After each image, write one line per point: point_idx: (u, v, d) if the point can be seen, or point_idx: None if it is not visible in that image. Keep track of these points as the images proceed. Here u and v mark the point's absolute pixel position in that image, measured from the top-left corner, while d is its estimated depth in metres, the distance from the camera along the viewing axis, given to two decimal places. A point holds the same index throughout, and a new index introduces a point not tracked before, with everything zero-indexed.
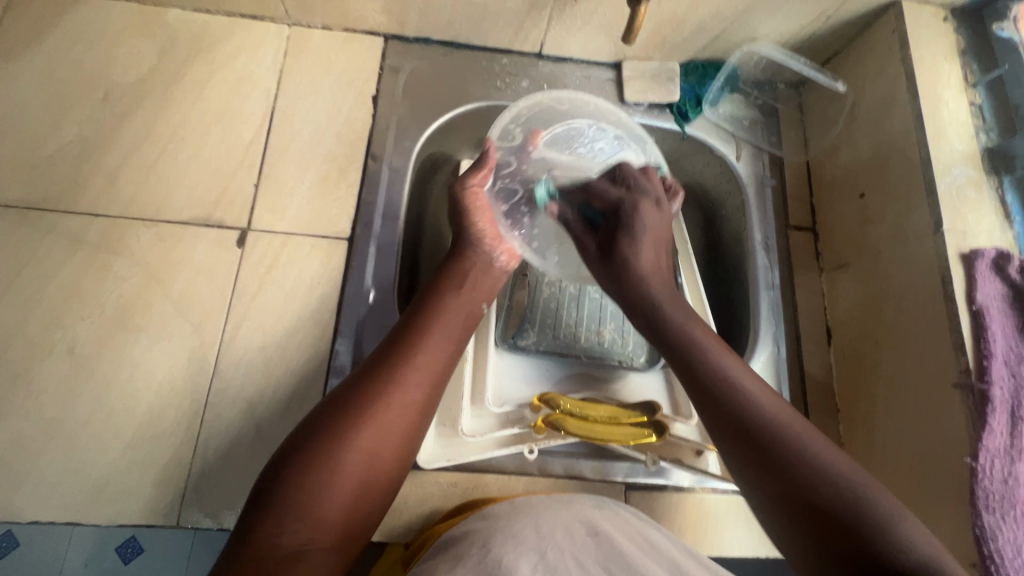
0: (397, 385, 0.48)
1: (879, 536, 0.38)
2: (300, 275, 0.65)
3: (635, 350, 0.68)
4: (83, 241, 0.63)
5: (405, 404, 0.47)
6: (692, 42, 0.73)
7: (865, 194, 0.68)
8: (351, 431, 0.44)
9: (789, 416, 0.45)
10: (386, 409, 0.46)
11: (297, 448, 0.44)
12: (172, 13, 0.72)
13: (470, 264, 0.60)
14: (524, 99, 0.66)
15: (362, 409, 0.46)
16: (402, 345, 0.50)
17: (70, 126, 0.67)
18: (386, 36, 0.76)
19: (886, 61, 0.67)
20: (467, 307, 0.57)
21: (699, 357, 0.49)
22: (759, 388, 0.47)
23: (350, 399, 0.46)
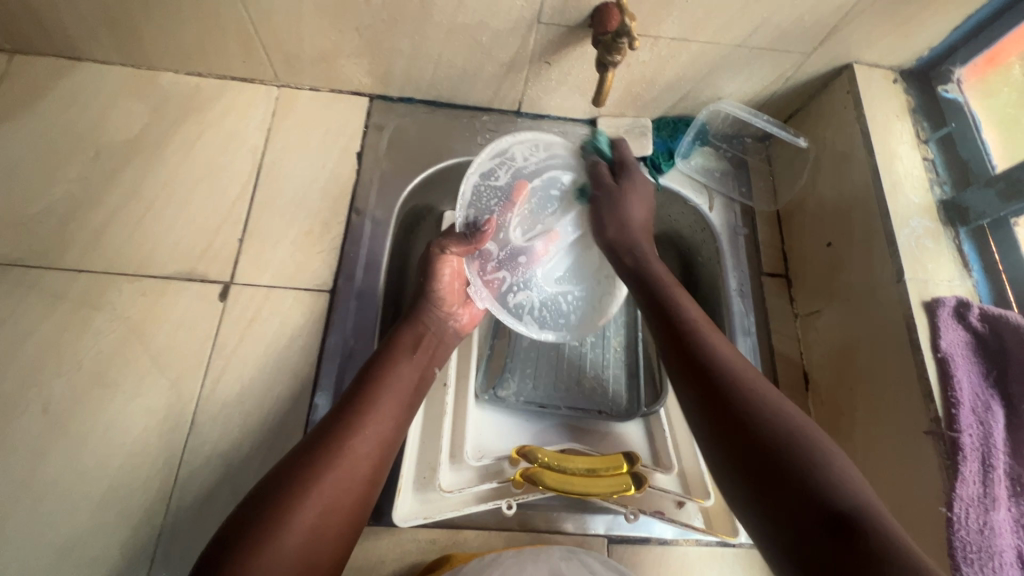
0: (347, 454, 0.48)
1: (820, 473, 0.40)
2: (281, 328, 0.65)
3: (615, 397, 0.69)
4: (65, 297, 0.63)
5: (351, 471, 0.48)
6: (662, 101, 0.78)
7: (832, 242, 0.71)
8: (295, 505, 0.44)
9: (752, 372, 0.49)
10: (334, 480, 0.46)
11: (248, 522, 0.43)
12: (165, 76, 0.76)
13: (425, 328, 0.62)
14: (514, 140, 0.67)
15: (310, 480, 0.46)
16: (354, 407, 0.51)
17: (61, 183, 0.68)
18: (371, 96, 0.79)
19: (843, 118, 0.71)
20: (420, 371, 0.58)
21: (678, 311, 0.57)
22: (727, 349, 0.52)
23: (299, 470, 0.46)
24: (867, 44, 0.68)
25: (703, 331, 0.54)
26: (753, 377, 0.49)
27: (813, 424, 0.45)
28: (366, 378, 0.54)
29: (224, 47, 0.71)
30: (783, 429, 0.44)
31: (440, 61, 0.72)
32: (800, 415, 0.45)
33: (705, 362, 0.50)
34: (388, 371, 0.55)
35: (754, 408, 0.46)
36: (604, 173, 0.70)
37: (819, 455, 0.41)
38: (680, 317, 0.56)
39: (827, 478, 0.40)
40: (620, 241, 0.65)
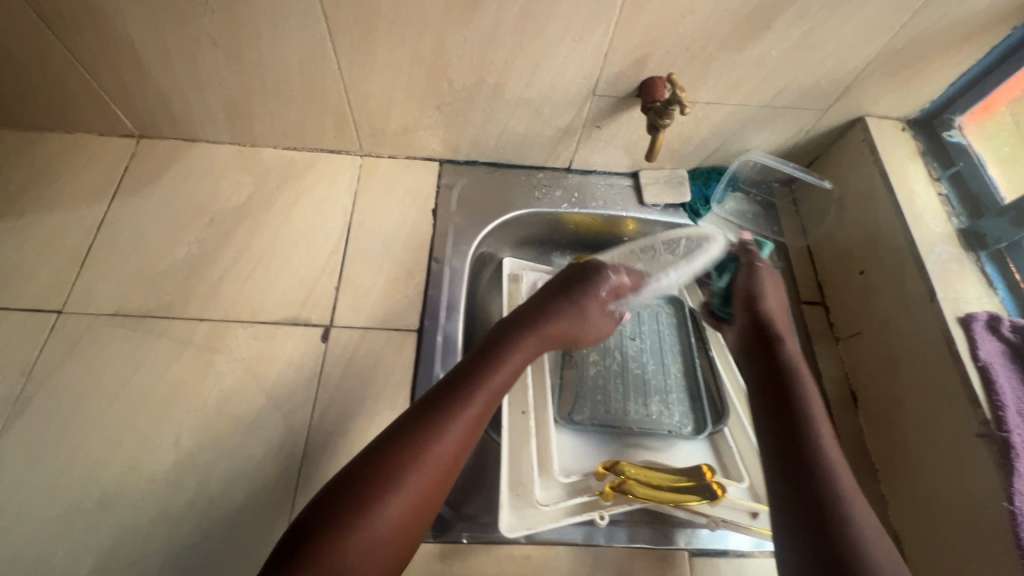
0: (441, 436, 0.53)
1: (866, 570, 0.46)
2: (377, 365, 0.73)
3: (681, 421, 0.74)
4: (190, 342, 0.72)
5: (426, 479, 0.52)
6: (697, 154, 0.89)
7: (865, 270, 0.78)
8: (376, 504, 0.49)
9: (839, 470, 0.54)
10: (417, 479, 0.51)
11: (353, 484, 0.50)
12: (266, 151, 0.88)
13: (530, 324, 0.66)
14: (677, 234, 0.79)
15: (407, 455, 0.52)
16: (452, 392, 0.57)
17: (183, 245, 0.79)
18: (441, 160, 0.91)
19: (861, 162, 0.81)
20: (516, 366, 0.62)
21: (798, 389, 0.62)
22: (830, 437, 0.57)
23: (400, 441, 0.52)
24: (876, 100, 0.78)
25: (816, 414, 0.60)
26: (839, 464, 0.55)
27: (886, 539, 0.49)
28: (454, 387, 0.57)
29: (321, 125, 0.83)
30: (848, 532, 0.49)
31: (505, 129, 0.84)
32: (858, 493, 0.52)
33: (809, 440, 0.56)
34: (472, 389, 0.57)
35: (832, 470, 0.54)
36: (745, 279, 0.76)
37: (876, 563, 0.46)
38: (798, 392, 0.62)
39: (846, 531, 0.49)
40: (761, 296, 0.74)
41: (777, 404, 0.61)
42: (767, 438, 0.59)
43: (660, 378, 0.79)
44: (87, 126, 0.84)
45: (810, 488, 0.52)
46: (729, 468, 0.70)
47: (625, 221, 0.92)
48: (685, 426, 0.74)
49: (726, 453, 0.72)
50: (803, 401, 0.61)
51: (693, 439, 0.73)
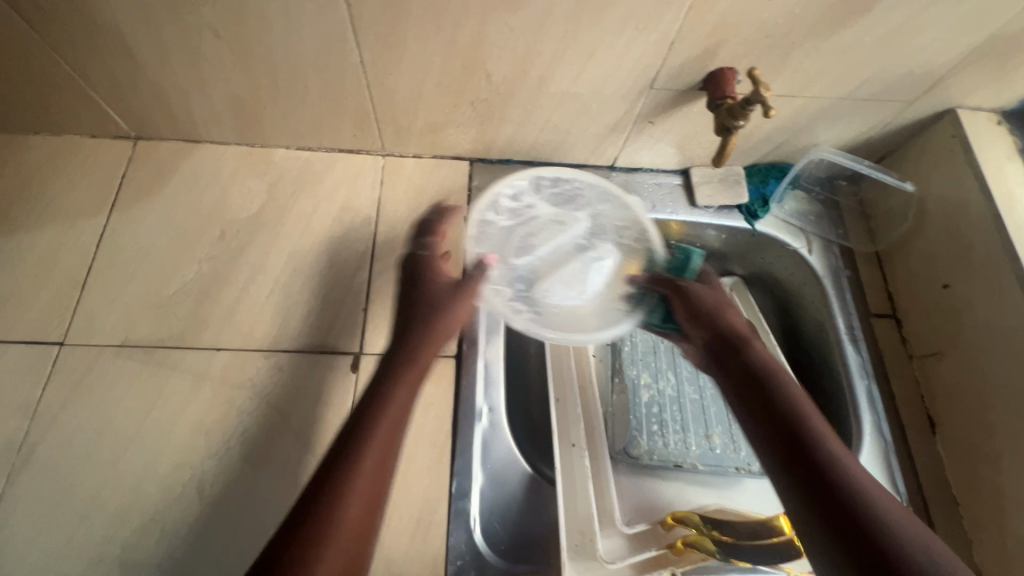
0: (345, 468, 0.50)
1: None
2: (414, 397, 0.66)
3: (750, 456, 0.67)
4: (208, 375, 0.65)
5: (368, 495, 0.49)
6: (757, 150, 0.80)
7: (949, 285, 0.71)
8: (328, 533, 0.46)
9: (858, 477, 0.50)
10: (354, 504, 0.48)
11: (299, 522, 0.46)
12: (279, 153, 0.79)
13: (428, 312, 0.64)
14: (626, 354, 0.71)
15: (341, 485, 0.49)
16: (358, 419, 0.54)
17: (193, 263, 0.71)
18: (472, 160, 0.82)
19: (950, 161, 0.72)
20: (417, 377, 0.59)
21: (781, 388, 0.58)
22: (839, 445, 0.52)
23: (322, 476, 0.49)
24: (972, 90, 0.69)
25: (800, 402, 0.57)
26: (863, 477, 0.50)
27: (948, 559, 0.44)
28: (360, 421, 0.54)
29: (339, 123, 0.74)
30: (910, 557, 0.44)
31: (546, 126, 0.74)
32: (902, 510, 0.48)
33: (820, 460, 0.51)
34: (382, 398, 0.56)
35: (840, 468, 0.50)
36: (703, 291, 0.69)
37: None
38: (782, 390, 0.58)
39: (905, 556, 0.44)
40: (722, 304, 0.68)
41: (760, 407, 0.57)
42: (772, 464, 0.53)
43: (721, 406, 0.73)
44: (78, 128, 0.75)
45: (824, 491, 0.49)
46: None
47: (670, 224, 0.83)
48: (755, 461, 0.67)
49: None
50: (795, 408, 0.56)
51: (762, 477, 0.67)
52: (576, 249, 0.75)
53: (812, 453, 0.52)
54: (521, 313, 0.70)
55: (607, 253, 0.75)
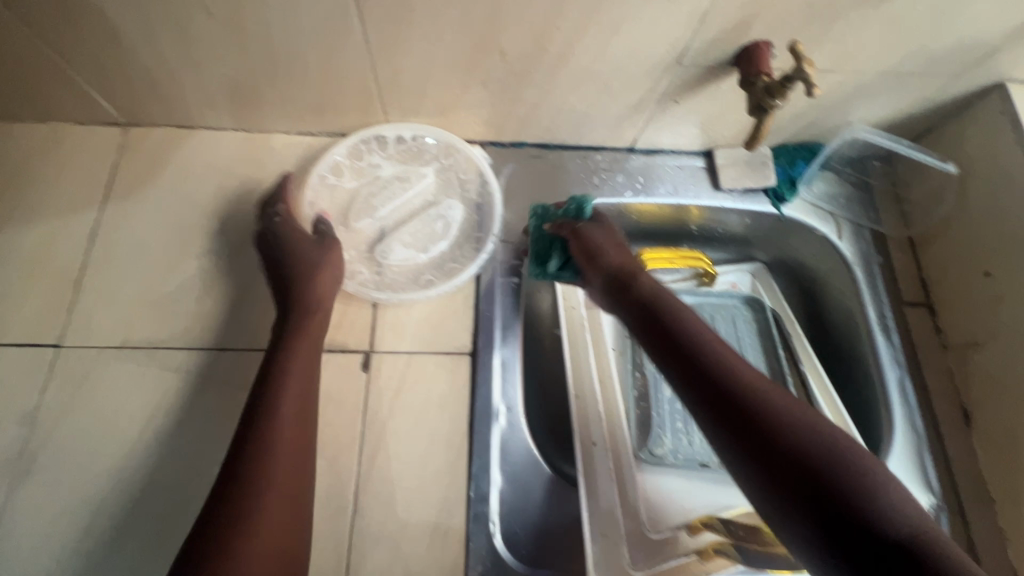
0: (251, 458, 0.49)
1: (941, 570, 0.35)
2: (428, 396, 0.64)
3: None
4: (212, 377, 0.62)
5: (286, 461, 0.50)
6: (787, 129, 0.75)
7: (990, 272, 0.67)
8: (260, 492, 0.47)
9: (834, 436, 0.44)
10: (277, 493, 0.48)
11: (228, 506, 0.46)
12: (277, 138, 0.74)
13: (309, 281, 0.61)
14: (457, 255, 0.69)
15: (249, 476, 0.48)
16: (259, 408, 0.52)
17: (191, 259, 0.67)
18: (483, 143, 0.77)
19: (996, 140, 0.67)
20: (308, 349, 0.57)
21: (684, 331, 0.54)
22: (768, 389, 0.47)
23: (247, 465, 0.48)
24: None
25: (719, 348, 0.52)
26: (796, 424, 0.44)
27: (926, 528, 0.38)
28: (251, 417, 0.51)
29: (342, 107, 0.69)
30: (885, 521, 0.38)
31: (563, 106, 0.70)
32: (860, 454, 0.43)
33: (752, 410, 0.45)
34: (276, 384, 0.54)
35: (770, 416, 0.45)
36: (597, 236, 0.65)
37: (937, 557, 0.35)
38: (685, 331, 0.54)
39: (878, 520, 0.38)
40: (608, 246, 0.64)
41: (665, 348, 0.53)
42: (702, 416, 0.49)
43: None
44: (63, 114, 0.71)
45: (746, 434, 0.45)
46: None
47: (688, 209, 0.79)
48: None
49: None
50: (694, 358, 0.51)
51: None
52: (422, 207, 0.72)
53: (722, 394, 0.47)
54: (369, 278, 0.67)
55: (453, 210, 0.72)
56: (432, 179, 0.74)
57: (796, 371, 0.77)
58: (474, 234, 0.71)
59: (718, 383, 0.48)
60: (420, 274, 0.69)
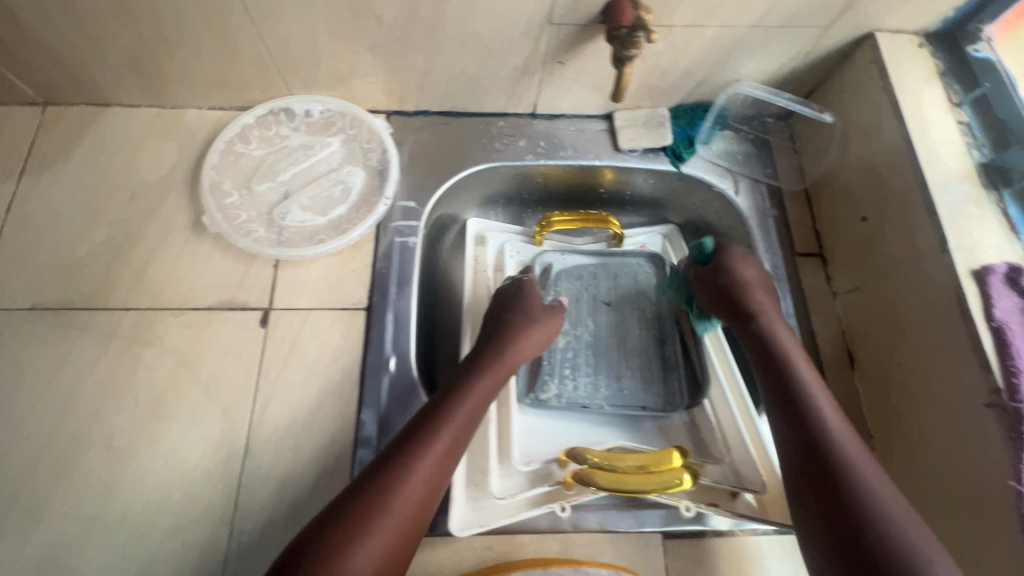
0: (422, 460, 0.52)
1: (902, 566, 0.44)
2: (322, 349, 0.67)
3: (656, 395, 0.71)
4: (116, 334, 0.65)
5: (425, 479, 0.51)
6: (678, 89, 0.77)
7: (867, 217, 0.69)
8: (386, 508, 0.48)
9: (867, 462, 0.51)
10: (405, 502, 0.49)
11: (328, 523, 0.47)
12: (189, 113, 0.78)
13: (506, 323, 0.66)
14: (360, 224, 0.72)
15: (390, 489, 0.49)
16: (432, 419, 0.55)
17: (102, 226, 0.71)
18: (388, 112, 0.80)
19: (869, 88, 0.69)
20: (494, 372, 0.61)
21: (792, 365, 0.58)
22: (838, 421, 0.53)
23: (383, 474, 0.50)
24: (889, 11, 0.66)
25: (812, 384, 0.56)
26: (861, 452, 0.51)
27: (919, 525, 0.47)
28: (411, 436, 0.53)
29: (243, 79, 0.73)
30: (887, 526, 0.46)
31: (453, 71, 0.72)
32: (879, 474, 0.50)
33: (817, 435, 0.52)
34: (450, 403, 0.57)
35: (824, 433, 0.52)
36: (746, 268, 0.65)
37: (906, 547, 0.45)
38: (786, 357, 0.59)
39: (895, 531, 0.46)
40: (746, 278, 0.65)
41: (770, 370, 0.58)
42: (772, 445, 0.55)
43: (635, 349, 0.75)
44: None
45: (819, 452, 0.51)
46: (708, 445, 0.66)
47: (603, 170, 0.82)
48: (662, 399, 0.71)
49: (704, 429, 0.67)
50: (792, 389, 0.56)
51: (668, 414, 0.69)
52: (323, 172, 0.75)
53: (809, 431, 0.53)
54: (265, 237, 0.71)
55: (353, 176, 0.75)
56: (336, 147, 0.77)
57: (684, 316, 0.76)
58: (372, 198, 0.74)
59: (803, 408, 0.54)
60: (316, 234, 0.72)
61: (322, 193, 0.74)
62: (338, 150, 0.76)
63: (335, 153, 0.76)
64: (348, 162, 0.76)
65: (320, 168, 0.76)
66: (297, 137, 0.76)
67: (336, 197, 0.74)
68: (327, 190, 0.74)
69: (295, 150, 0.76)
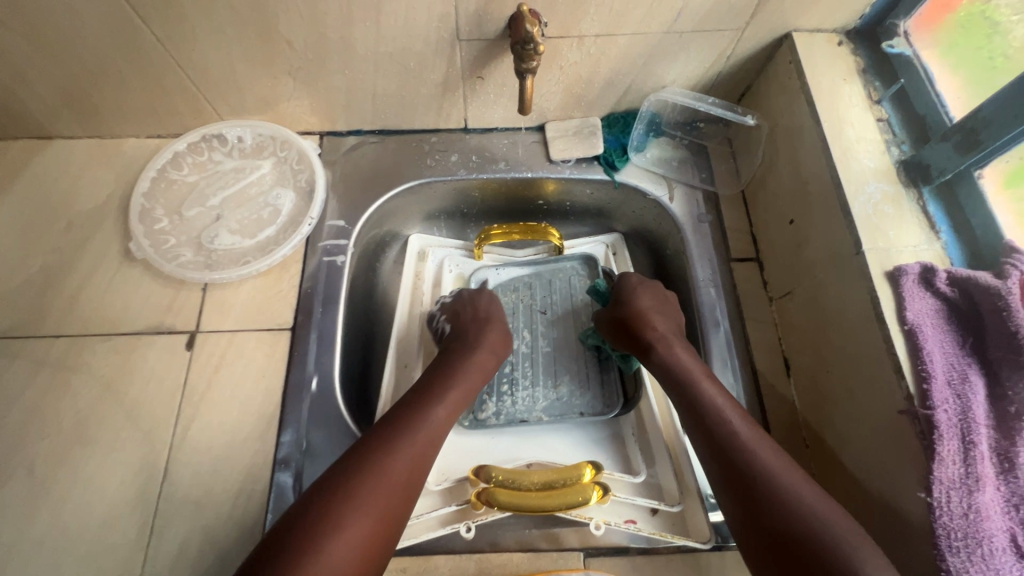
0: (393, 464, 0.52)
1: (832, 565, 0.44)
2: (246, 370, 0.67)
3: (595, 401, 0.69)
4: (45, 362, 0.67)
5: (401, 483, 0.51)
6: (605, 98, 0.77)
7: (795, 220, 0.67)
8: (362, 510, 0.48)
9: (777, 460, 0.50)
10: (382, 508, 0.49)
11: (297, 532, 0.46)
12: (128, 143, 0.80)
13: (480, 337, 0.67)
14: (288, 244, 0.73)
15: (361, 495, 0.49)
16: (403, 423, 0.55)
17: (38, 256, 0.73)
18: (321, 133, 0.81)
19: (790, 89, 0.68)
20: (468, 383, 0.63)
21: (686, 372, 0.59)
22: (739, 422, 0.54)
23: (354, 479, 0.50)
24: (803, 10, 0.65)
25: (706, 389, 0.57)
26: (764, 448, 0.51)
27: (838, 517, 0.46)
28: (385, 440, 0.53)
29: (174, 108, 0.75)
30: (809, 526, 0.46)
31: (377, 91, 0.73)
32: (788, 470, 0.50)
33: (721, 441, 0.52)
34: (424, 411, 0.57)
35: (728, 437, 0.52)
36: (644, 294, 0.68)
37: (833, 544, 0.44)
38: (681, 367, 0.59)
39: (814, 529, 0.46)
40: (642, 301, 0.67)
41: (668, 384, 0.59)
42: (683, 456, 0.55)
43: (573, 355, 0.73)
44: None
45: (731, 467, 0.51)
46: (632, 460, 0.65)
47: (543, 182, 0.81)
48: (601, 403, 0.69)
49: (629, 442, 0.66)
50: (688, 397, 0.56)
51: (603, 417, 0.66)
52: (254, 194, 0.76)
53: (712, 438, 0.53)
54: (194, 260, 0.72)
55: (283, 198, 0.76)
56: (268, 170, 0.78)
57: None
58: (299, 219, 0.75)
59: (703, 415, 0.54)
60: (244, 256, 0.73)
61: (253, 215, 0.75)
62: (270, 173, 0.78)
63: (267, 176, 0.78)
64: (280, 184, 0.77)
65: (252, 191, 0.77)
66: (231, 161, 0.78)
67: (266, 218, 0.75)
68: (258, 212, 0.75)
69: (227, 175, 0.77)
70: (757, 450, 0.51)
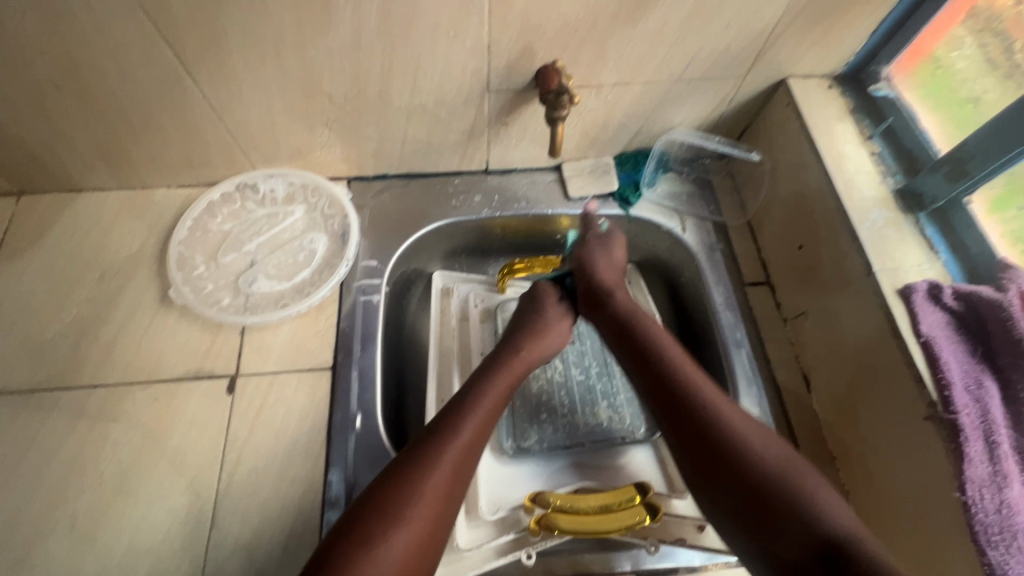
0: (437, 473, 0.52)
1: (783, 497, 0.50)
2: (289, 411, 0.68)
3: (633, 424, 0.71)
4: (83, 413, 0.66)
5: (443, 491, 0.52)
6: (618, 139, 0.83)
7: (803, 245, 0.73)
8: (404, 518, 0.49)
9: (729, 413, 0.57)
10: (425, 515, 0.50)
11: (348, 533, 0.48)
12: (159, 192, 0.82)
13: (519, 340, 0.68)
14: (326, 285, 0.75)
15: (407, 502, 0.50)
16: (444, 428, 0.56)
17: (71, 307, 0.73)
18: (349, 178, 0.84)
19: (789, 128, 0.75)
20: (507, 384, 0.63)
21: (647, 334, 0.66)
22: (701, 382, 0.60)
23: (401, 485, 0.51)
24: (796, 59, 0.73)
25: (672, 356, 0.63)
26: (715, 400, 0.58)
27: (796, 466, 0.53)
28: (429, 442, 0.55)
29: (209, 159, 0.77)
30: (761, 471, 0.52)
31: (407, 138, 0.77)
32: (740, 417, 0.57)
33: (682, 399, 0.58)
34: (461, 412, 0.58)
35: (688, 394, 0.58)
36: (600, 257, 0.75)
37: (788, 484, 0.51)
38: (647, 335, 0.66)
39: (766, 470, 0.52)
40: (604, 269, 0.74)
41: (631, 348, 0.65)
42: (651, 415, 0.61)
43: (608, 382, 0.76)
44: None
45: (723, 463, 0.53)
46: (672, 479, 0.66)
47: (559, 219, 0.85)
48: (638, 428, 0.71)
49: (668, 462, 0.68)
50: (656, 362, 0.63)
51: (644, 444, 0.70)
52: (288, 239, 0.79)
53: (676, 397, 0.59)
54: (232, 305, 0.73)
55: (317, 242, 0.79)
56: (300, 215, 0.81)
57: None
58: (334, 261, 0.77)
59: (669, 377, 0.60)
60: (281, 299, 0.75)
61: (289, 259, 0.78)
62: (303, 218, 0.80)
63: (301, 221, 0.80)
64: (314, 228, 0.80)
65: (286, 236, 0.79)
66: (264, 208, 0.80)
67: (301, 261, 0.77)
68: (293, 256, 0.78)
69: (261, 221, 0.80)
70: (716, 405, 0.57)
